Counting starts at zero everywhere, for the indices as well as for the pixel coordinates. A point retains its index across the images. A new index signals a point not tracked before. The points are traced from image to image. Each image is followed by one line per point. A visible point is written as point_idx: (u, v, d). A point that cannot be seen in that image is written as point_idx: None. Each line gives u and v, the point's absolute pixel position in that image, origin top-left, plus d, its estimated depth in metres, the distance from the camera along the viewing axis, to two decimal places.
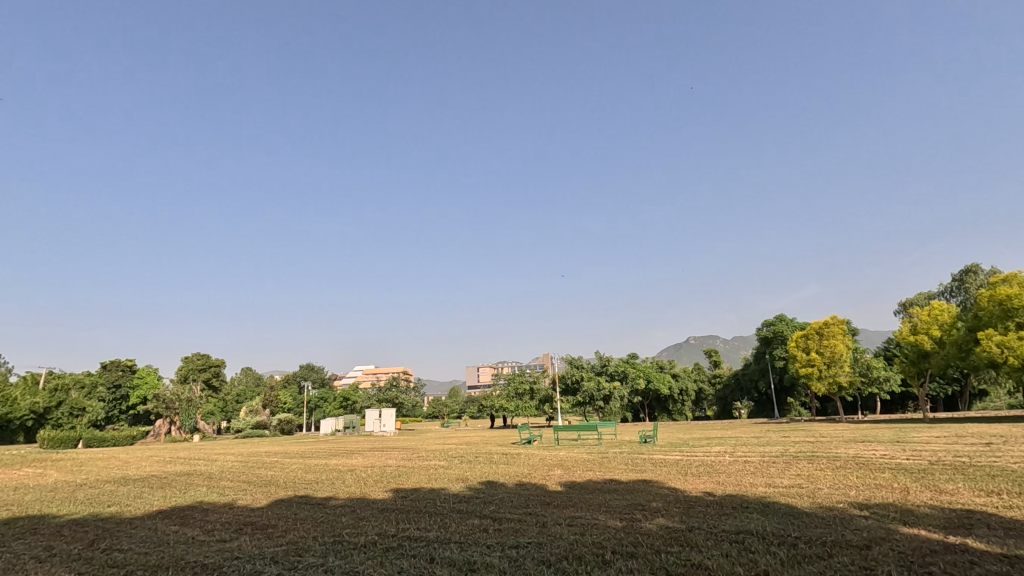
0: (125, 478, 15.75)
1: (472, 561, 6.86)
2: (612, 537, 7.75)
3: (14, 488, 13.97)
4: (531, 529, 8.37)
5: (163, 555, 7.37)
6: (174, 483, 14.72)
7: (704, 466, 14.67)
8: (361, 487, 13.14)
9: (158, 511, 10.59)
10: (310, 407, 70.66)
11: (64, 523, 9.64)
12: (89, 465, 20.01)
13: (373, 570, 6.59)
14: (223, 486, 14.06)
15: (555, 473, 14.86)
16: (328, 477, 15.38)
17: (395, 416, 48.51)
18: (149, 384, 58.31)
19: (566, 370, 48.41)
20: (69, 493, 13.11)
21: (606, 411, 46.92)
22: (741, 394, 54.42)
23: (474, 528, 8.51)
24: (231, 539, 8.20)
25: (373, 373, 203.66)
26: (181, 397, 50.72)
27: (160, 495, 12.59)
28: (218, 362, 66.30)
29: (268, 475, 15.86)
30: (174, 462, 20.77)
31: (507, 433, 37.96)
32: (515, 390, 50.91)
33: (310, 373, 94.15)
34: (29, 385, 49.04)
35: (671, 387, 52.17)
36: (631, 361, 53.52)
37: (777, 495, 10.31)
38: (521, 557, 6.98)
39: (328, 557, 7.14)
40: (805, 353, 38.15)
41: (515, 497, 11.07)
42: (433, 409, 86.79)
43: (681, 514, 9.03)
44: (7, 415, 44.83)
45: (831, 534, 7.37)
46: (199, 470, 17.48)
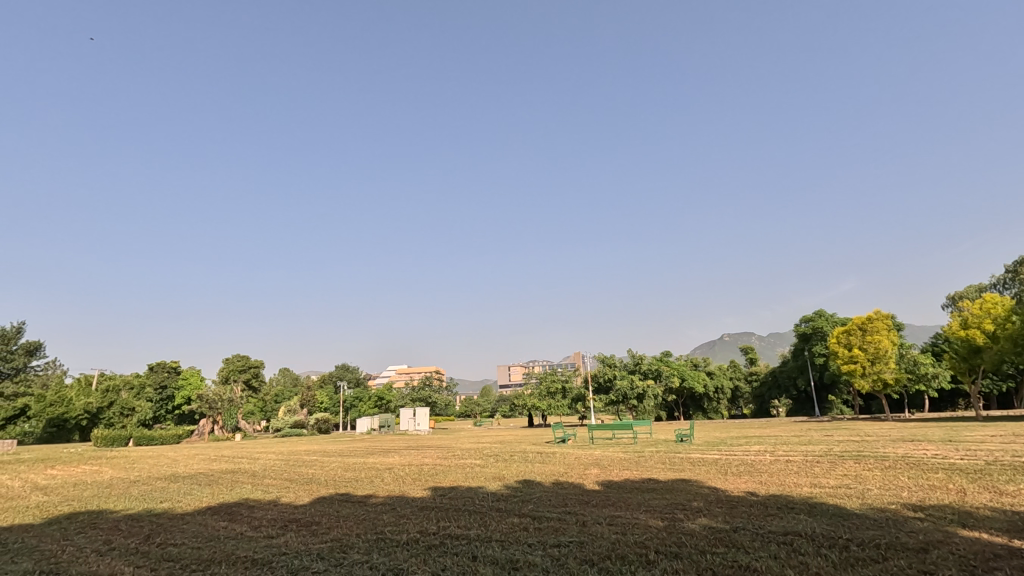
0: (174, 475, 16.37)
1: (515, 559, 6.87)
2: (654, 537, 7.64)
3: (74, 484, 14.70)
4: (570, 528, 8.33)
5: (214, 550, 7.61)
6: (220, 481, 15.22)
7: (744, 466, 14.27)
8: (400, 485, 13.29)
9: (208, 507, 10.96)
10: (346, 406, 71.99)
11: (121, 518, 10.07)
12: (139, 463, 20.82)
13: (417, 568, 6.65)
14: (266, 484, 14.42)
15: (591, 472, 14.69)
16: (366, 475, 15.59)
17: (428, 416, 48.93)
18: (192, 385, 60.45)
19: (598, 368, 48.11)
20: (124, 489, 13.72)
21: (640, 410, 46.60)
22: (779, 392, 52.93)
23: (514, 527, 8.52)
24: (278, 535, 8.41)
25: (407, 373, 207.05)
26: (224, 398, 52.75)
27: (209, 492, 13.04)
28: (257, 363, 68.34)
29: (308, 474, 16.21)
30: (219, 460, 21.44)
31: (541, 433, 35.31)
32: (547, 389, 50.78)
33: (345, 373, 95.90)
34: (83, 386, 51.65)
35: (706, 385, 51.32)
36: (664, 359, 52.86)
37: (824, 496, 10.01)
38: (563, 557, 6.94)
39: (371, 555, 7.23)
40: (847, 349, 36.90)
41: (554, 497, 11.01)
42: (465, 408, 87.53)
43: (725, 514, 8.85)
44: (64, 414, 47.38)
45: (884, 537, 7.11)
46: (243, 468, 18.03)
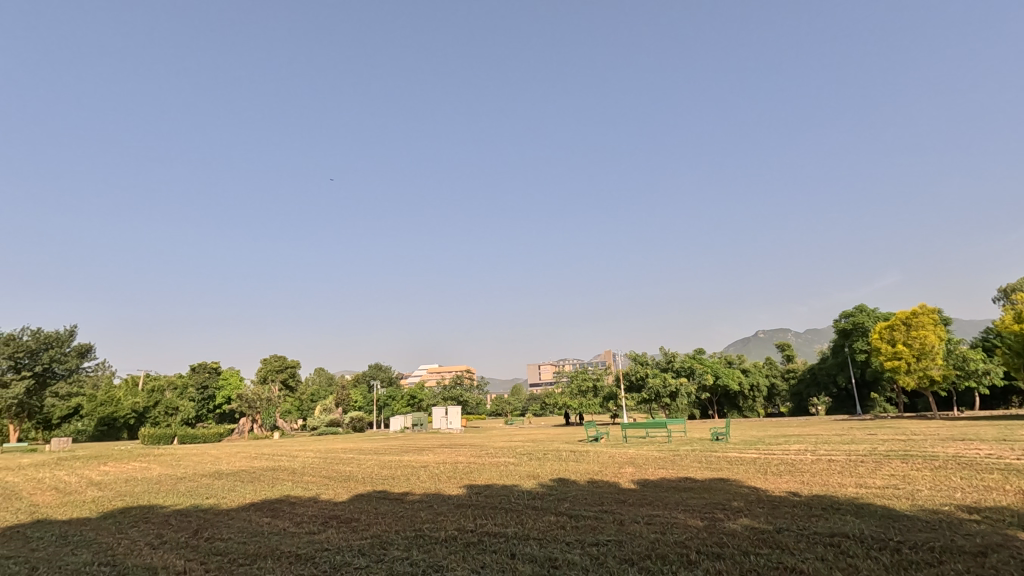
0: (219, 472, 16.95)
1: (553, 558, 6.85)
2: (695, 537, 7.51)
3: (126, 481, 15.36)
4: (608, 527, 8.26)
5: (259, 545, 7.81)
6: (262, 478, 15.64)
7: (784, 466, 13.91)
8: (436, 483, 13.46)
9: (252, 504, 11.28)
10: (380, 405, 73.08)
11: (171, 513, 10.45)
12: (185, 460, 21.58)
13: (457, 565, 6.72)
14: (306, 480, 14.78)
15: (627, 470, 14.59)
16: (402, 473, 15.79)
17: (461, 414, 49.39)
18: (232, 384, 62.04)
19: (629, 367, 47.62)
20: (172, 486, 14.24)
21: (673, 408, 46.01)
22: (818, 390, 51.44)
23: (551, 525, 8.50)
24: (319, 532, 8.58)
25: (438, 373, 209.15)
26: (262, 397, 54.38)
27: (252, 489, 13.42)
28: (293, 363, 69.89)
29: (346, 471, 16.59)
30: (260, 457, 22.09)
31: (574, 433, 32.86)
32: (578, 388, 50.36)
33: (378, 372, 97.13)
34: (131, 386, 54.27)
35: (741, 383, 50.34)
36: (698, 356, 52.01)
37: (871, 496, 9.69)
38: (602, 556, 6.88)
39: (410, 551, 7.31)
40: (890, 345, 35.65)
41: (590, 495, 10.96)
42: (497, 406, 87.91)
43: (767, 514, 8.66)
44: (113, 413, 50.33)
45: (938, 539, 6.83)
46: (284, 465, 18.56)
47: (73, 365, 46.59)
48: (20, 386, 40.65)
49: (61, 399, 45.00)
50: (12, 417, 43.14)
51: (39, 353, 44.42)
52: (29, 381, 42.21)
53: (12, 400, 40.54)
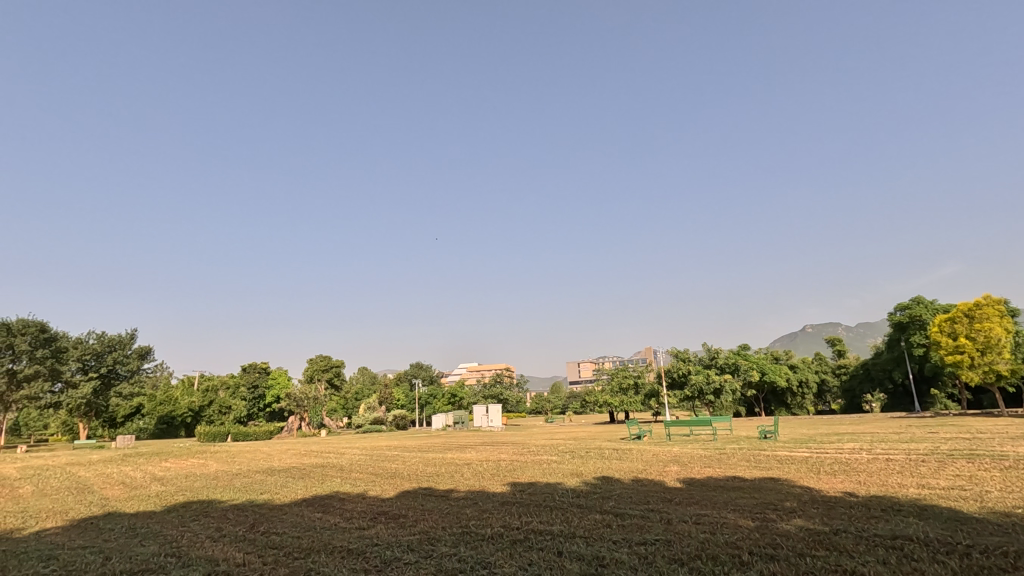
0: (271, 469, 17.59)
1: (601, 557, 6.79)
2: (746, 537, 7.33)
3: (186, 476, 16.17)
4: (655, 526, 8.15)
5: (312, 539, 8.06)
6: (312, 474, 16.14)
7: (838, 465, 13.38)
8: (480, 480, 13.59)
9: (303, 499, 11.67)
10: (422, 403, 74.23)
11: (228, 507, 10.91)
12: (239, 456, 22.43)
13: (505, 561, 6.75)
14: (354, 477, 15.16)
15: (672, 469, 14.36)
16: (446, 471, 15.97)
17: (501, 413, 49.62)
18: (281, 382, 63.83)
19: (671, 364, 46.87)
20: (228, 482, 14.87)
21: (717, 405, 44.91)
22: (872, 386, 49.26)
23: (597, 524, 8.43)
24: (369, 527, 8.79)
25: (478, 372, 210.99)
26: (309, 396, 56.10)
27: (303, 485, 13.86)
28: (338, 362, 71.65)
29: (393, 468, 16.94)
30: (309, 454, 22.84)
31: (611, 433, 30.16)
32: (618, 385, 49.70)
33: (419, 371, 98.56)
34: (187, 386, 56.88)
35: (789, 379, 48.74)
36: (742, 353, 50.63)
37: (934, 497, 9.23)
38: (651, 555, 6.78)
39: (458, 548, 7.40)
40: (951, 339, 33.83)
41: (634, 493, 10.83)
42: (538, 404, 88.00)
43: (822, 515, 8.36)
44: (171, 412, 52.83)
45: (1012, 544, 6.44)
46: (333, 462, 19.12)
47: (135, 367, 49.27)
48: (87, 387, 43.16)
49: (124, 399, 47.63)
50: (81, 416, 45.95)
51: (104, 355, 47.17)
52: (95, 382, 44.81)
53: (80, 400, 43.12)
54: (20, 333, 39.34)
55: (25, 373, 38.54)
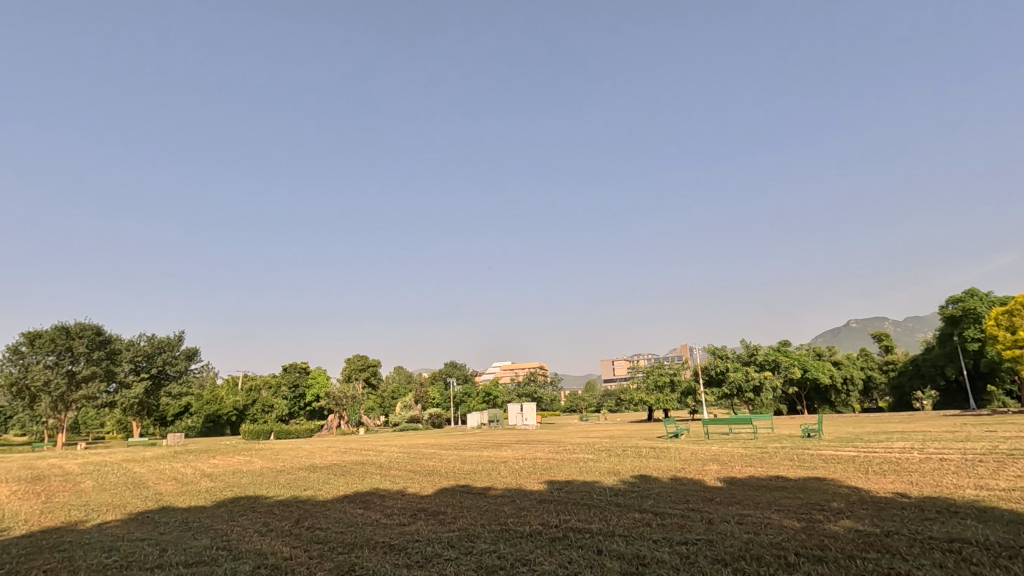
0: (313, 466, 18.08)
1: (641, 555, 6.74)
2: (792, 538, 7.14)
3: (233, 472, 16.80)
4: (697, 525, 8.02)
5: (355, 535, 8.24)
6: (352, 471, 16.53)
7: (888, 465, 12.89)
8: (516, 478, 13.64)
9: (345, 496, 11.96)
10: (457, 401, 74.86)
11: (274, 503, 11.27)
12: (283, 454, 23.10)
13: (544, 559, 6.78)
14: (393, 474, 15.46)
15: (711, 468, 14.10)
16: (483, 468, 16.09)
17: (535, 411, 49.58)
18: (320, 381, 65.20)
19: (708, 361, 46.11)
20: (274, 478, 15.37)
21: (757, 403, 43.75)
22: (923, 383, 47.19)
23: (636, 522, 8.37)
24: (409, 523, 8.93)
25: (512, 370, 211.92)
26: (347, 395, 57.65)
27: (344, 481, 14.20)
28: (375, 361, 72.78)
29: (430, 465, 17.17)
30: (350, 452, 23.30)
31: (638, 433, 29.08)
32: (654, 383, 48.86)
33: (454, 369, 99.55)
34: (231, 386, 58.87)
35: (833, 376, 47.17)
36: (783, 349, 49.26)
37: (993, 499, 8.80)
38: (693, 555, 6.68)
39: (498, 544, 7.46)
40: (1009, 333, 32.16)
41: (673, 492, 10.70)
42: (572, 402, 87.69)
43: (872, 516, 8.06)
44: (218, 411, 54.76)
45: None
46: (372, 459, 19.52)
47: (183, 367, 51.33)
48: (139, 387, 45.18)
49: (173, 398, 49.68)
50: (134, 415, 48.12)
51: (154, 356, 49.27)
52: (146, 383, 46.86)
53: (133, 399, 45.15)
54: (78, 336, 41.40)
55: (83, 374, 40.54)
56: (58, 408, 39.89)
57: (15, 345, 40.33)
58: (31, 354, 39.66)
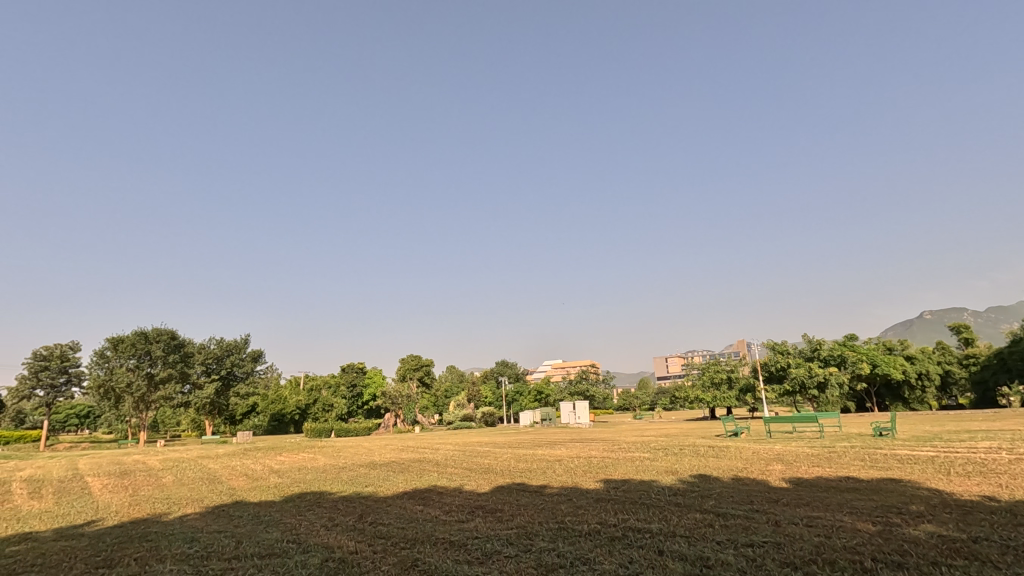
0: (373, 463, 18.67)
1: (706, 557, 6.56)
2: (868, 542, 6.77)
3: (299, 469, 17.57)
4: (761, 527, 7.75)
5: (416, 531, 8.43)
6: (410, 468, 16.95)
7: (974, 465, 11.99)
8: (572, 477, 13.59)
9: (405, 492, 12.25)
10: (509, 400, 75.19)
11: (338, 498, 11.71)
12: (345, 451, 23.91)
13: (604, 558, 6.72)
14: (449, 472, 15.76)
15: (775, 468, 13.57)
16: (537, 466, 16.17)
17: (589, 409, 49.12)
18: (376, 381, 66.73)
19: (768, 357, 44.56)
20: (336, 474, 15.98)
21: (822, 401, 41.70)
22: (1009, 377, 43.63)
23: (698, 523, 8.17)
24: (468, 520, 9.06)
25: (563, 368, 211.65)
26: (403, 394, 59.25)
27: (403, 478, 14.59)
28: (428, 360, 73.22)
29: (485, 463, 17.37)
30: (406, 449, 23.90)
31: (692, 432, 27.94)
32: (710, 380, 47.75)
33: (507, 368, 99.97)
34: (294, 386, 61.50)
35: (906, 371, 44.39)
36: (849, 344, 46.80)
37: None
38: (760, 557, 6.46)
39: (556, 543, 7.45)
40: None
41: (735, 492, 10.37)
42: (625, 400, 86.55)
43: (956, 520, 7.54)
44: (282, 410, 57.33)
45: None
46: (428, 457, 19.94)
47: (249, 369, 54.14)
48: (210, 387, 47.99)
49: (241, 398, 52.61)
50: (207, 414, 51.07)
51: (223, 359, 52.17)
52: (217, 383, 49.69)
53: (205, 399, 48.04)
54: (155, 340, 44.16)
55: (160, 375, 43.32)
56: (140, 408, 42.91)
57: (101, 349, 43.53)
58: (115, 358, 42.69)
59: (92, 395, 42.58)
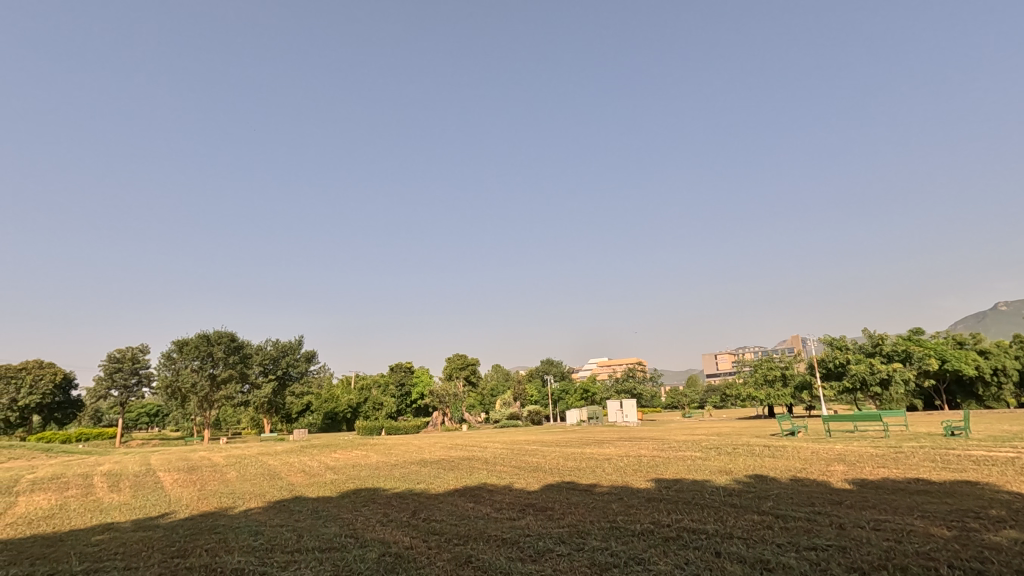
0: (424, 460, 19.02)
1: (765, 560, 6.36)
2: (942, 548, 6.41)
3: (354, 466, 18.13)
4: (825, 530, 7.43)
5: (468, 527, 8.54)
6: (460, 466, 17.17)
7: None
8: (622, 476, 13.44)
9: (455, 489, 12.44)
10: (555, 398, 75.05)
11: (392, 495, 11.99)
12: (395, 449, 24.47)
13: (659, 559, 6.59)
14: (499, 470, 15.90)
15: (837, 468, 13.00)
16: (586, 465, 16.08)
17: (636, 408, 48.40)
18: (424, 380, 67.91)
19: (825, 353, 42.82)
20: (388, 471, 16.39)
21: (886, 398, 39.60)
22: None
23: (755, 525, 7.92)
24: (519, 518, 9.11)
25: (608, 367, 209.95)
26: (449, 393, 60.08)
27: (453, 476, 14.82)
28: (473, 360, 73.74)
29: (534, 462, 17.41)
30: (455, 448, 24.19)
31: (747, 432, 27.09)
32: (764, 377, 46.14)
33: (552, 366, 99.95)
34: (346, 385, 63.42)
35: (979, 366, 41.63)
36: (915, 338, 44.34)
37: None
38: (825, 561, 6.20)
39: (609, 542, 7.37)
40: None
41: (794, 494, 10.00)
42: (673, 398, 85.01)
43: None
44: (335, 408, 59.21)
45: None
46: (477, 455, 20.14)
47: (303, 369, 56.11)
48: (267, 387, 50.06)
49: (296, 398, 54.71)
50: (265, 412, 53.26)
51: (280, 359, 54.26)
52: (273, 383, 51.93)
53: (263, 398, 50.28)
54: (216, 342, 46.27)
55: (222, 376, 45.45)
56: (204, 407, 45.32)
57: (168, 351, 46.08)
58: (181, 359, 45.12)
59: (161, 395, 45.12)
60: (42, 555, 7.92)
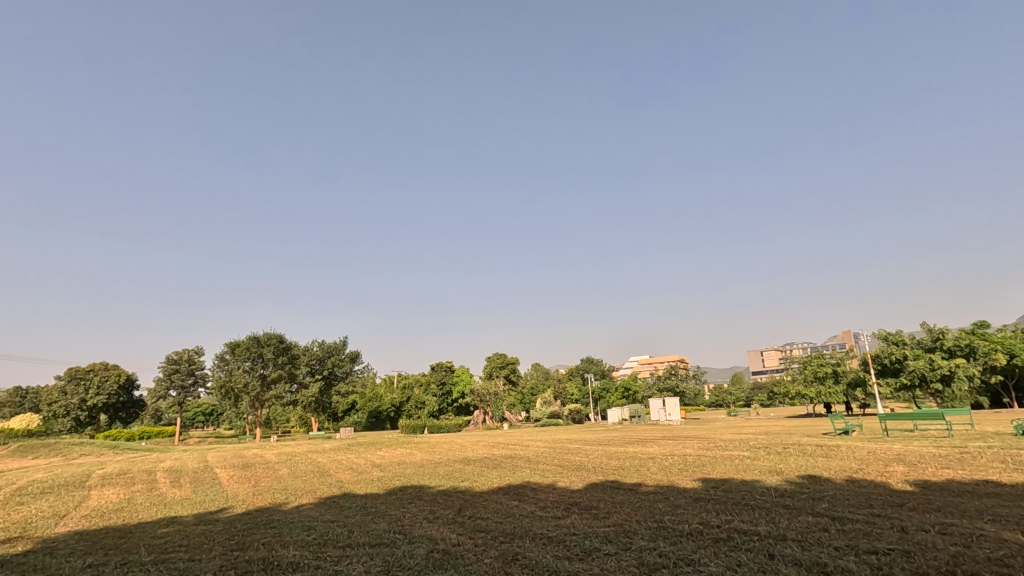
0: (467, 459, 19.20)
1: (822, 563, 6.14)
2: (1015, 554, 6.04)
3: (399, 464, 18.45)
4: (886, 533, 7.11)
5: (513, 525, 8.57)
6: (503, 464, 17.25)
7: None
8: (667, 475, 13.21)
9: (500, 487, 12.49)
10: (596, 397, 74.45)
11: (437, 492, 12.16)
12: (438, 448, 24.76)
13: (710, 560, 6.46)
14: (541, 468, 15.87)
15: (896, 469, 12.40)
16: (630, 464, 15.87)
17: (678, 406, 47.59)
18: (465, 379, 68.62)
19: (879, 348, 41.07)
20: (433, 469, 16.60)
21: (948, 395, 37.39)
22: None
23: (811, 526, 7.65)
24: (565, 517, 9.06)
25: (650, 365, 206.95)
26: (490, 391, 60.54)
27: (496, 474, 14.91)
28: (513, 359, 74.05)
29: (577, 460, 17.29)
30: (497, 446, 24.33)
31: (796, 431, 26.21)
32: (813, 374, 44.56)
33: (592, 364, 99.35)
34: (389, 385, 64.71)
35: None
36: (980, 333, 41.84)
37: None
38: (887, 566, 5.95)
39: (657, 543, 7.26)
40: None
41: (851, 495, 9.60)
42: (718, 396, 83.00)
43: None
44: (379, 407, 60.57)
45: None
46: (519, 453, 20.17)
47: (348, 368, 57.59)
48: (314, 387, 51.60)
49: (342, 397, 56.27)
50: (312, 411, 54.89)
51: (325, 360, 55.85)
52: (320, 383, 53.47)
53: (311, 398, 51.80)
54: (266, 344, 47.93)
55: (272, 376, 47.11)
56: (255, 406, 47.02)
57: (222, 353, 48.04)
58: (233, 360, 47.01)
59: (216, 395, 47.07)
60: (115, 545, 8.41)
